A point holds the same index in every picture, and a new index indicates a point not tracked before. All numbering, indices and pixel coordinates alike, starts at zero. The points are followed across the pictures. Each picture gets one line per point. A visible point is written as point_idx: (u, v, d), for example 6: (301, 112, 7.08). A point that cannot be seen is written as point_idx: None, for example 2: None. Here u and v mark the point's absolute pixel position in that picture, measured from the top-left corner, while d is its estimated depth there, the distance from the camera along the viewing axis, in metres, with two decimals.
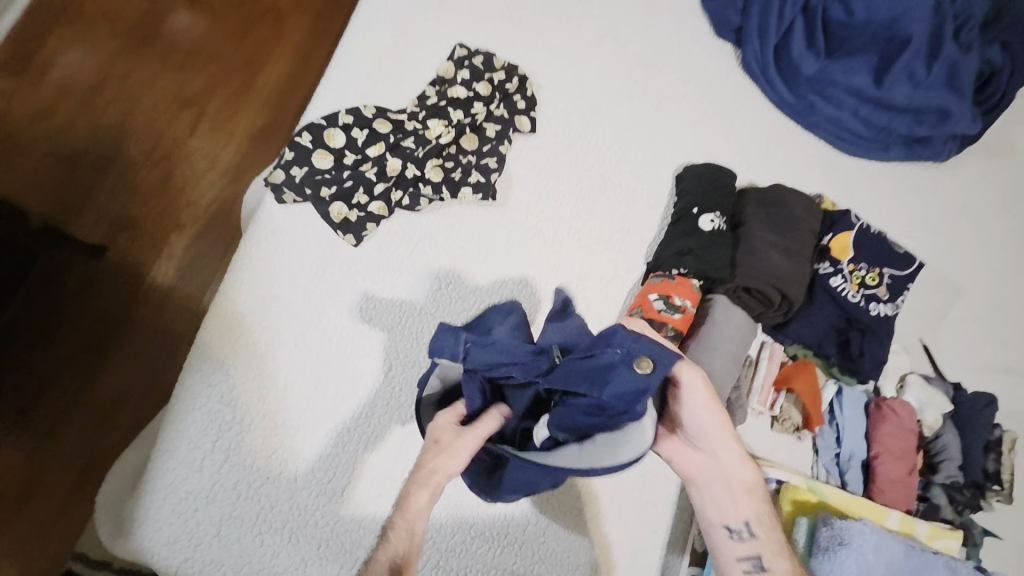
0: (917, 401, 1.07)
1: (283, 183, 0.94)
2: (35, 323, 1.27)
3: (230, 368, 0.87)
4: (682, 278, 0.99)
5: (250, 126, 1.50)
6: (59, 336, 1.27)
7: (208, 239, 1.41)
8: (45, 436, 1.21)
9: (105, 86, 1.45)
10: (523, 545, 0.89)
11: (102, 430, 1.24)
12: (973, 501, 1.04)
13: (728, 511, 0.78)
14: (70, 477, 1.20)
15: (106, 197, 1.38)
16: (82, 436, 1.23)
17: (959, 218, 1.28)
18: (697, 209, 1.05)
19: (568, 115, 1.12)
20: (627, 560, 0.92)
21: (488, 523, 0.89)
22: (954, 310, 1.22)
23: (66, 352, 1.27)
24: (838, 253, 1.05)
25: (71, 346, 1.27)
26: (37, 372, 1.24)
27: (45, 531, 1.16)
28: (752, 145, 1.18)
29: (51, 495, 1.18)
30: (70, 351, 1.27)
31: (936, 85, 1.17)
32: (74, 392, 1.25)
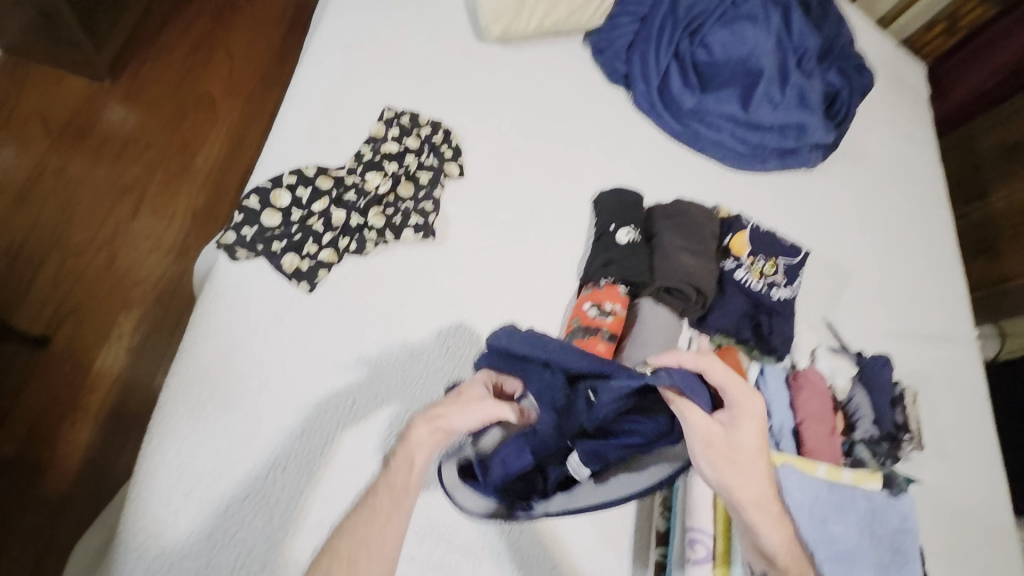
0: (829, 368, 1.22)
1: (235, 242, 1.01)
2: None
3: (197, 420, 0.89)
4: (610, 286, 1.12)
5: (192, 205, 1.56)
6: (5, 429, 1.24)
7: (158, 315, 1.42)
8: None
9: (42, 182, 1.48)
10: (501, 555, 0.92)
11: (54, 522, 1.20)
12: (892, 452, 1.18)
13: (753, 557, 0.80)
14: None
15: (48, 286, 1.39)
16: (33, 531, 1.18)
17: (835, 213, 1.49)
18: (613, 226, 1.20)
19: (492, 159, 1.26)
20: (599, 554, 0.96)
21: (464, 539, 0.92)
22: (846, 290, 1.40)
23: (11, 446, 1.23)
24: (738, 250, 1.22)
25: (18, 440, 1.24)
26: None
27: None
28: (653, 170, 1.37)
29: None
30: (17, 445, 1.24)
31: (791, 105, 1.44)
32: (23, 486, 1.21)
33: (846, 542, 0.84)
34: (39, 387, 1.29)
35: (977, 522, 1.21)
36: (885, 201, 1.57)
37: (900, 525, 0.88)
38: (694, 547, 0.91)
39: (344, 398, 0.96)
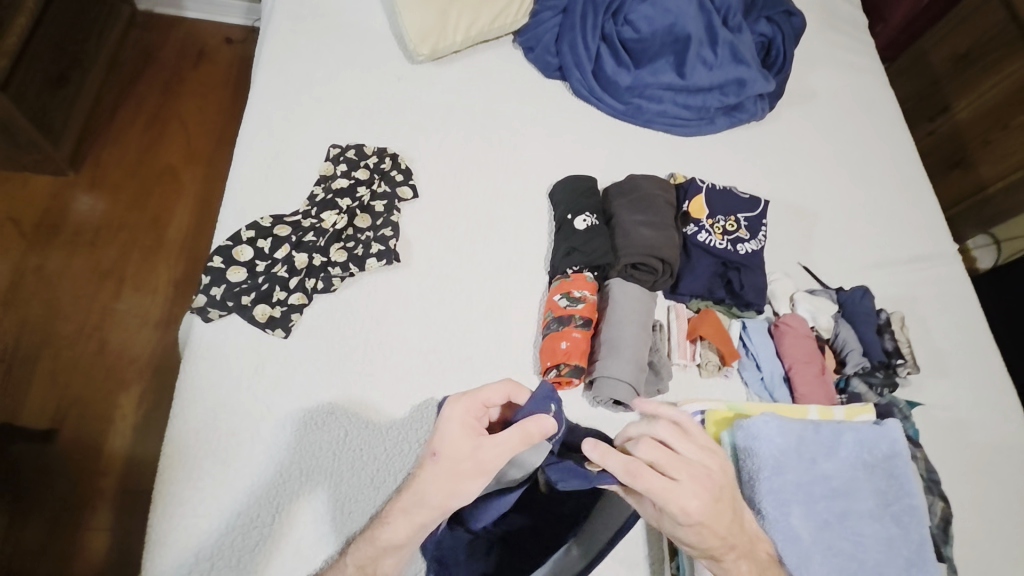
0: (809, 311, 1.22)
1: (206, 304, 1.04)
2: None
3: (197, 481, 0.91)
4: (577, 273, 1.14)
5: (171, 277, 1.60)
6: (27, 528, 1.27)
7: (155, 390, 1.46)
8: None
9: (24, 282, 1.52)
10: None
11: None
12: (888, 379, 1.18)
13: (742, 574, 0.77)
14: None
15: (47, 382, 1.42)
16: None
17: (793, 158, 1.50)
18: (571, 214, 1.22)
19: (442, 174, 1.29)
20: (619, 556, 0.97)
21: None
22: (817, 230, 1.41)
23: (35, 544, 1.26)
24: (698, 213, 1.24)
25: (41, 536, 1.27)
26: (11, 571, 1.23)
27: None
28: (603, 153, 1.39)
29: None
30: (40, 543, 1.26)
31: (726, 63, 1.45)
32: None
33: (839, 476, 0.85)
34: (53, 482, 1.32)
35: (987, 434, 1.20)
36: (841, 136, 1.57)
37: (890, 451, 0.88)
38: None
39: (337, 433, 0.99)
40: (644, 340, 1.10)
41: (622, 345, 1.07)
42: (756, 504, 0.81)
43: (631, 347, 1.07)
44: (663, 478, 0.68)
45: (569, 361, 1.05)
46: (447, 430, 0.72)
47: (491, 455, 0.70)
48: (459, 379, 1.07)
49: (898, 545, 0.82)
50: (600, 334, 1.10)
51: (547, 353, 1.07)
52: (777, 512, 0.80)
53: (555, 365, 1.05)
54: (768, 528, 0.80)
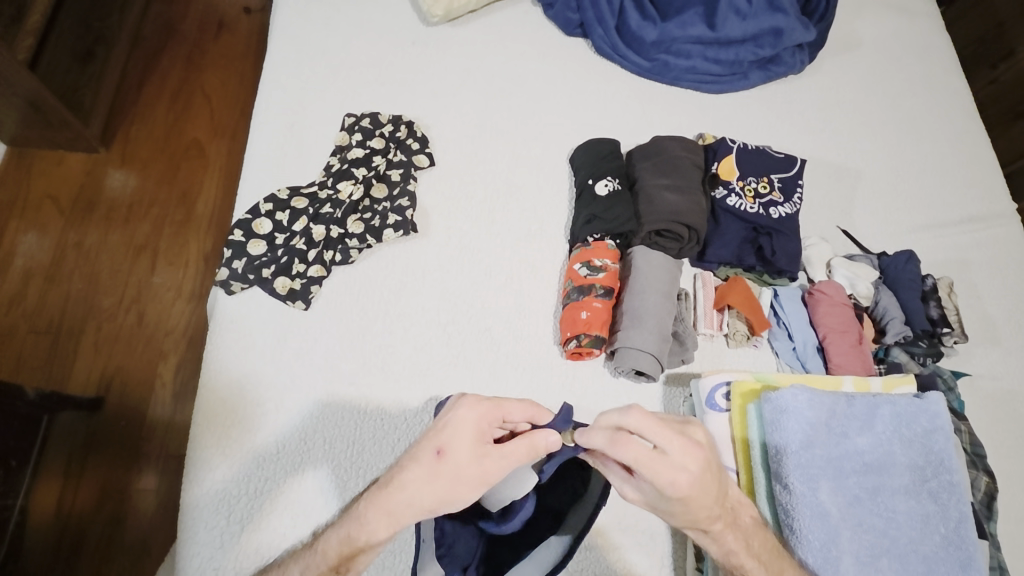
0: (846, 278, 1.15)
1: (228, 277, 1.05)
2: (54, 486, 1.34)
3: (225, 448, 0.94)
4: (598, 242, 1.10)
5: (202, 251, 1.63)
6: (81, 490, 1.35)
7: (191, 361, 1.51)
8: None
9: (65, 258, 1.58)
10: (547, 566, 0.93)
11: (141, 565, 1.30)
12: (933, 348, 1.12)
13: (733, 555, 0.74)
14: None
15: (91, 354, 1.49)
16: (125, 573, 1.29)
17: (833, 113, 1.40)
18: (592, 180, 1.17)
19: (459, 141, 1.25)
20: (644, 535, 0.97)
21: None
22: (859, 192, 1.32)
23: (88, 506, 1.34)
24: (727, 176, 1.18)
25: (94, 498, 1.34)
26: (69, 529, 1.31)
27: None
28: (627, 114, 1.32)
29: None
30: (92, 505, 1.34)
31: (761, 12, 1.35)
32: (108, 537, 1.32)
33: (873, 451, 0.80)
34: (102, 448, 1.39)
35: None
36: (888, 87, 1.46)
37: (930, 425, 0.83)
38: None
39: (358, 403, 1.00)
40: (668, 310, 1.06)
41: (644, 315, 1.04)
42: (783, 478, 0.77)
43: (654, 316, 1.04)
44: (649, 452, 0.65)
45: (589, 331, 1.02)
46: (456, 427, 0.71)
47: (496, 467, 0.69)
48: (478, 351, 1.06)
49: (935, 522, 0.78)
50: (622, 304, 1.07)
51: (567, 323, 1.04)
52: (805, 487, 0.76)
53: (575, 335, 1.03)
54: (795, 503, 0.76)
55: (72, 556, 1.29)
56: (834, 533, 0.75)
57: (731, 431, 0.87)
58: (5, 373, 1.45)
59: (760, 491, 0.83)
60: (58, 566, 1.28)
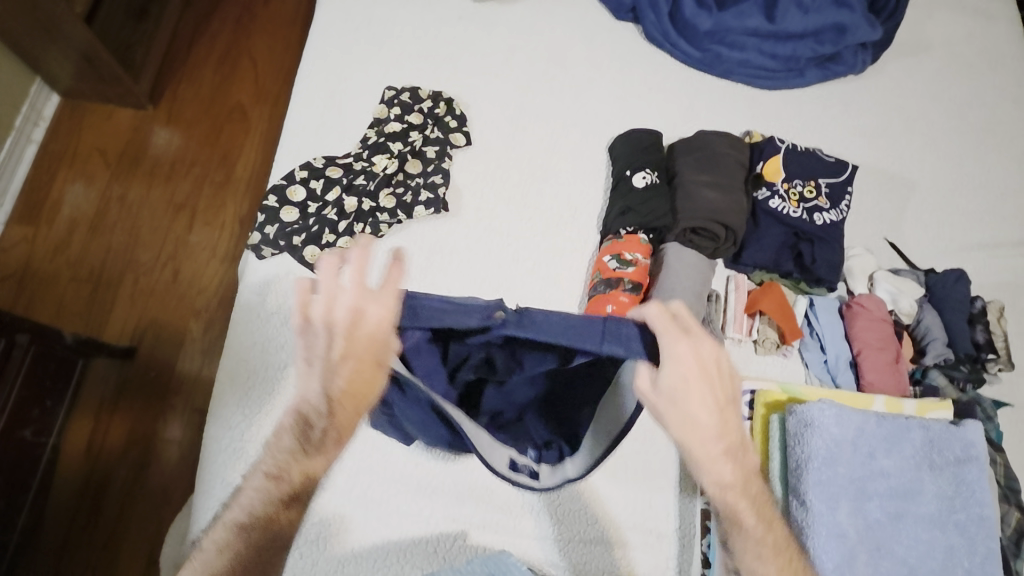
0: (888, 293, 1.10)
1: (261, 242, 1.07)
2: (84, 429, 1.40)
3: (245, 409, 0.96)
4: (631, 235, 1.07)
5: (238, 214, 1.66)
6: (111, 436, 1.40)
7: (221, 319, 1.54)
8: (114, 528, 1.33)
9: (108, 211, 1.63)
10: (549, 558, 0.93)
11: (162, 513, 1.35)
12: (974, 374, 1.06)
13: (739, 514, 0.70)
14: (141, 563, 1.30)
15: (127, 306, 1.54)
16: (146, 518, 1.34)
17: (892, 118, 1.33)
18: (629, 170, 1.14)
19: (498, 122, 1.23)
20: (650, 536, 0.96)
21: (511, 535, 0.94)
22: (911, 203, 1.25)
23: (117, 449, 1.39)
24: (772, 177, 1.13)
25: (123, 442, 1.40)
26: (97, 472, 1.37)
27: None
28: (673, 105, 1.28)
29: None
30: (120, 449, 1.39)
31: (824, 6, 1.28)
32: (132, 481, 1.37)
33: (900, 476, 0.77)
34: (133, 395, 1.45)
35: None
36: (955, 94, 1.37)
37: (963, 454, 0.80)
38: None
39: None
40: (697, 310, 1.03)
41: None
42: (801, 494, 0.75)
43: None
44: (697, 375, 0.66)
45: None
46: (358, 341, 0.78)
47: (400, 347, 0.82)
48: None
49: (958, 555, 0.75)
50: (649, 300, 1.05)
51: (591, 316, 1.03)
52: (825, 507, 0.74)
53: None
54: (810, 522, 0.74)
55: (99, 495, 1.35)
56: (850, 556, 0.72)
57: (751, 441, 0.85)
58: (46, 318, 1.51)
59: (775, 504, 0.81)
60: (86, 504, 1.34)
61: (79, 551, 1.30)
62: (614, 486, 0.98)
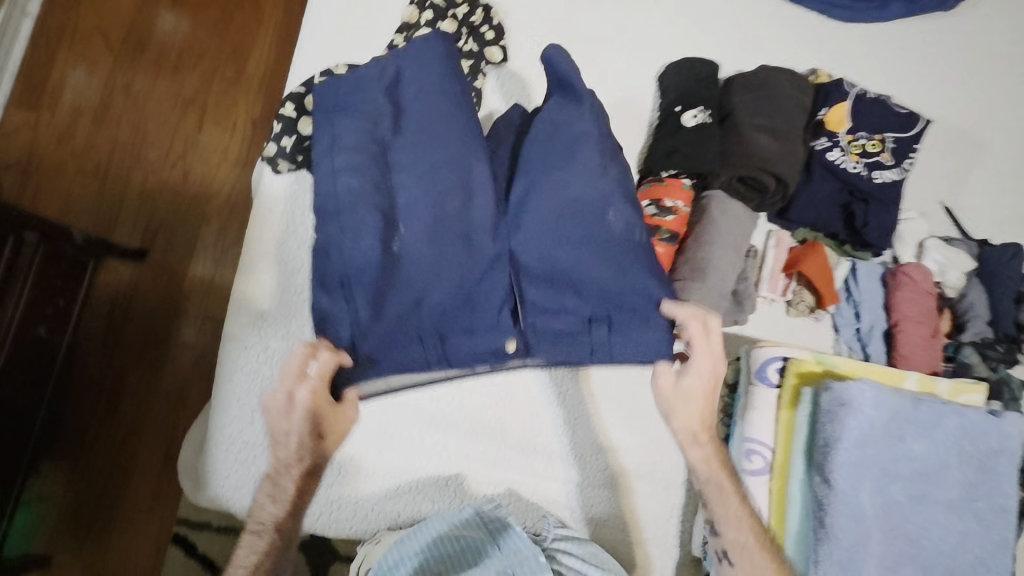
0: (935, 263, 1.04)
1: (276, 154, 0.99)
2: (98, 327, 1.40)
3: (262, 330, 0.94)
4: (672, 179, 1.00)
5: (249, 116, 1.56)
6: (124, 336, 1.41)
7: (231, 228, 1.49)
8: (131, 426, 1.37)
9: (113, 101, 1.53)
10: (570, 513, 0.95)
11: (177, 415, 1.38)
12: (1009, 355, 1.02)
13: (731, 526, 0.78)
14: (158, 459, 1.36)
15: (136, 205, 1.49)
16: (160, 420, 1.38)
17: (976, 66, 1.19)
18: (680, 107, 1.04)
19: (539, 38, 1.11)
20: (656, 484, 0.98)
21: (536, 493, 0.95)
22: (977, 166, 1.15)
23: (130, 357, 1.40)
24: (834, 126, 1.03)
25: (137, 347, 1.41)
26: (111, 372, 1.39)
27: (151, 507, 1.34)
28: (735, 32, 1.15)
29: (147, 475, 1.35)
30: (133, 358, 1.40)
31: None
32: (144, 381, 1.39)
33: (926, 460, 0.75)
34: (146, 300, 1.43)
35: None
36: None
37: (996, 445, 0.77)
38: (750, 458, 0.83)
39: None
40: (734, 267, 0.98)
41: (707, 267, 0.96)
42: (825, 471, 0.73)
43: (716, 271, 0.96)
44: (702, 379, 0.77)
45: None
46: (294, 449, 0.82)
47: (332, 357, 0.80)
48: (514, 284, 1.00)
49: (971, 541, 0.75)
50: (684, 252, 0.99)
51: None
52: (849, 486, 0.72)
53: None
54: (832, 500, 0.72)
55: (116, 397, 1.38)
56: (866, 535, 0.71)
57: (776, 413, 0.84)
58: (52, 211, 1.46)
59: (798, 482, 0.79)
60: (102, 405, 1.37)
61: (99, 443, 1.35)
62: (624, 434, 0.98)
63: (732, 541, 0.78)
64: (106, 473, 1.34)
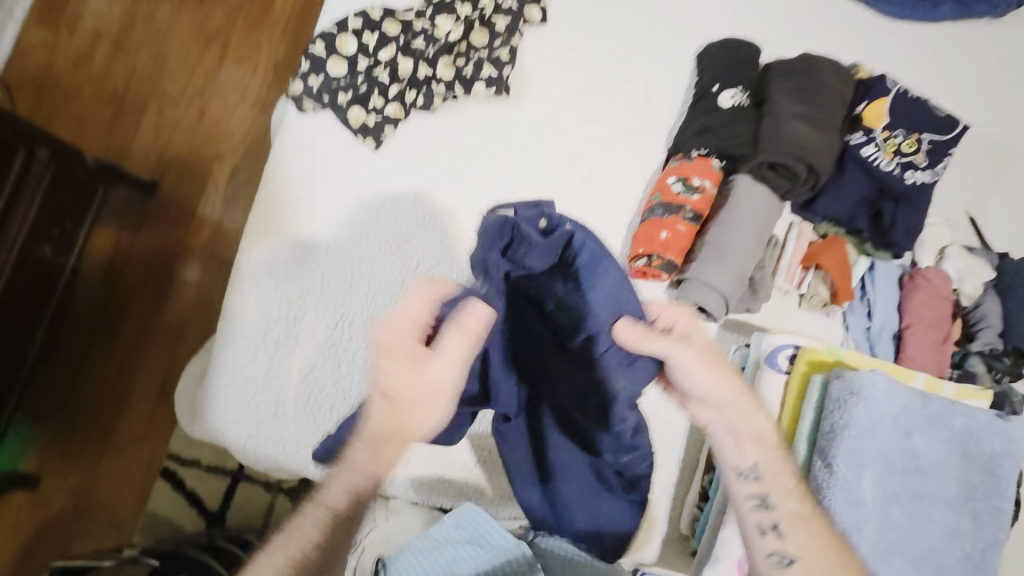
0: (956, 271, 1.03)
1: (303, 93, 0.94)
2: (116, 249, 1.29)
3: (269, 269, 0.91)
4: (702, 159, 0.97)
5: (271, 59, 1.39)
6: (128, 270, 1.29)
7: (245, 170, 1.36)
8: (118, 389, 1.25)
9: (133, 30, 1.36)
10: None
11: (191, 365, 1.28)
12: (1015, 368, 1.04)
13: (738, 455, 0.73)
14: (147, 408, 1.25)
15: (149, 134, 1.34)
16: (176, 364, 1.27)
17: (1016, 78, 1.16)
18: (717, 86, 1.01)
19: (579, 4, 1.06)
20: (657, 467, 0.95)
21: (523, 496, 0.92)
22: (1007, 180, 1.13)
23: (137, 277, 1.29)
24: (872, 121, 1.01)
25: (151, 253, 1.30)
26: (102, 312, 1.27)
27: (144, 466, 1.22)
28: (780, 20, 1.11)
29: (124, 437, 1.23)
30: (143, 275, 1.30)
31: None
32: (145, 321, 1.28)
33: (929, 455, 0.78)
34: (152, 210, 1.32)
35: None
36: None
37: (1003, 449, 0.80)
38: None
39: (409, 262, 0.95)
40: (752, 254, 0.97)
41: (729, 250, 0.95)
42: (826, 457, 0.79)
43: (737, 254, 0.95)
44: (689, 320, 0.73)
45: (663, 254, 0.94)
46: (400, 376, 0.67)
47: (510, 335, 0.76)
48: None
49: (963, 539, 0.77)
50: (706, 233, 0.98)
51: (642, 239, 0.96)
52: (851, 474, 0.75)
53: (647, 254, 0.95)
54: (831, 486, 0.76)
55: (118, 319, 1.28)
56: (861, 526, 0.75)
57: (782, 396, 0.88)
58: (109, 154, 1.32)
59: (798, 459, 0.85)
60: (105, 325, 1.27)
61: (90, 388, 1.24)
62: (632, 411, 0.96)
63: (782, 512, 0.72)
64: (100, 400, 1.24)
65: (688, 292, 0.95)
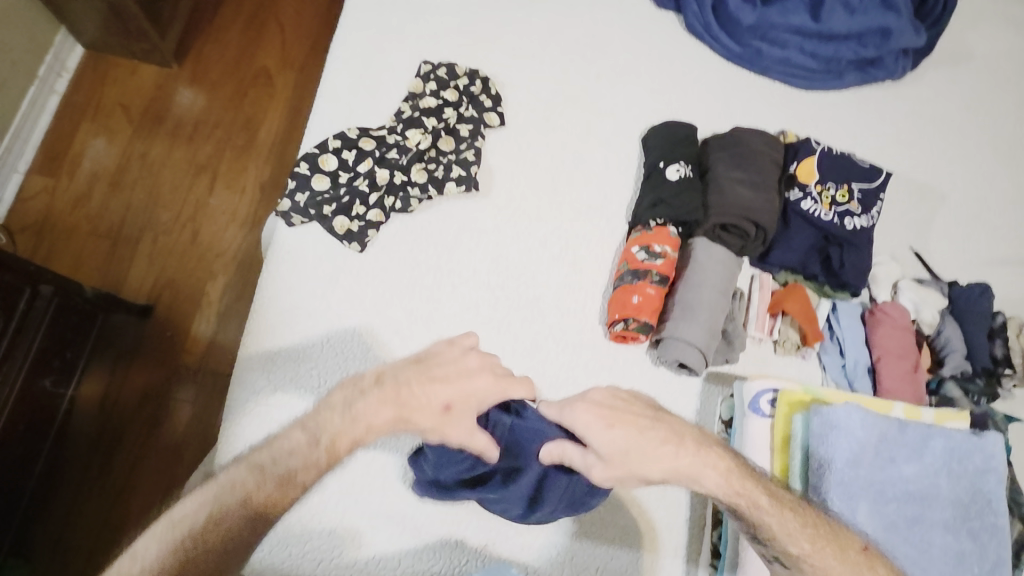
0: (912, 302, 1.11)
1: (290, 209, 1.04)
2: (113, 374, 1.32)
3: (268, 374, 0.95)
4: (660, 228, 1.07)
5: (258, 181, 1.51)
6: (123, 394, 1.31)
7: (238, 284, 1.43)
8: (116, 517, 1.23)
9: (129, 169, 1.48)
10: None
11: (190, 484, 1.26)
12: (989, 389, 1.09)
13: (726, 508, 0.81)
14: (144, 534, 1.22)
15: (145, 260, 1.42)
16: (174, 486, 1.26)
17: (926, 127, 1.31)
18: (663, 163, 1.12)
19: (532, 106, 1.20)
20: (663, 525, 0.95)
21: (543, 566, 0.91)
22: (939, 216, 1.24)
23: (133, 399, 1.31)
24: (805, 178, 1.12)
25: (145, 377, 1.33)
26: (97, 440, 1.27)
27: None
28: (710, 101, 1.26)
29: None
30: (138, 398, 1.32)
31: (870, 9, 1.28)
32: (141, 444, 1.28)
33: (919, 482, 0.84)
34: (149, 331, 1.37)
35: None
36: (988, 107, 1.35)
37: (983, 465, 0.87)
38: None
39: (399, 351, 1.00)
40: (721, 308, 1.03)
41: (699, 307, 1.01)
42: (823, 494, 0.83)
43: (707, 310, 1.02)
44: (601, 420, 0.82)
45: (638, 317, 1.00)
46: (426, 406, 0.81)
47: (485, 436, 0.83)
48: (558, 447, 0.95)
49: (970, 561, 0.82)
50: (675, 294, 1.05)
51: (618, 305, 1.02)
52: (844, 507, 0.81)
53: (623, 318, 1.01)
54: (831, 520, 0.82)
55: (114, 444, 1.28)
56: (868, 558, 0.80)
57: (769, 440, 0.92)
58: (106, 284, 1.39)
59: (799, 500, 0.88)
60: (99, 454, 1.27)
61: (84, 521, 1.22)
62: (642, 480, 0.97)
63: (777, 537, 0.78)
64: (94, 533, 1.21)
65: (669, 351, 1.01)
